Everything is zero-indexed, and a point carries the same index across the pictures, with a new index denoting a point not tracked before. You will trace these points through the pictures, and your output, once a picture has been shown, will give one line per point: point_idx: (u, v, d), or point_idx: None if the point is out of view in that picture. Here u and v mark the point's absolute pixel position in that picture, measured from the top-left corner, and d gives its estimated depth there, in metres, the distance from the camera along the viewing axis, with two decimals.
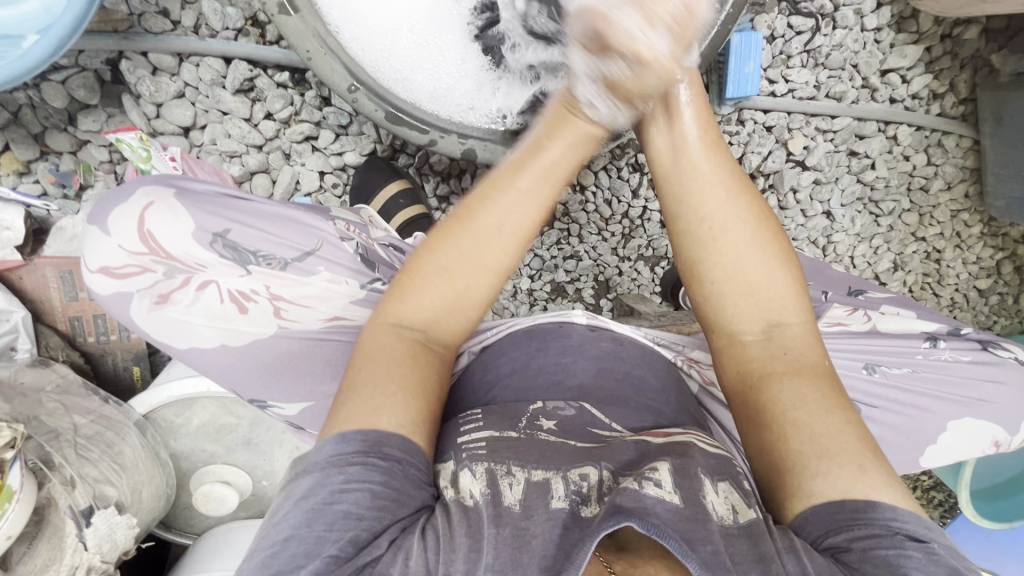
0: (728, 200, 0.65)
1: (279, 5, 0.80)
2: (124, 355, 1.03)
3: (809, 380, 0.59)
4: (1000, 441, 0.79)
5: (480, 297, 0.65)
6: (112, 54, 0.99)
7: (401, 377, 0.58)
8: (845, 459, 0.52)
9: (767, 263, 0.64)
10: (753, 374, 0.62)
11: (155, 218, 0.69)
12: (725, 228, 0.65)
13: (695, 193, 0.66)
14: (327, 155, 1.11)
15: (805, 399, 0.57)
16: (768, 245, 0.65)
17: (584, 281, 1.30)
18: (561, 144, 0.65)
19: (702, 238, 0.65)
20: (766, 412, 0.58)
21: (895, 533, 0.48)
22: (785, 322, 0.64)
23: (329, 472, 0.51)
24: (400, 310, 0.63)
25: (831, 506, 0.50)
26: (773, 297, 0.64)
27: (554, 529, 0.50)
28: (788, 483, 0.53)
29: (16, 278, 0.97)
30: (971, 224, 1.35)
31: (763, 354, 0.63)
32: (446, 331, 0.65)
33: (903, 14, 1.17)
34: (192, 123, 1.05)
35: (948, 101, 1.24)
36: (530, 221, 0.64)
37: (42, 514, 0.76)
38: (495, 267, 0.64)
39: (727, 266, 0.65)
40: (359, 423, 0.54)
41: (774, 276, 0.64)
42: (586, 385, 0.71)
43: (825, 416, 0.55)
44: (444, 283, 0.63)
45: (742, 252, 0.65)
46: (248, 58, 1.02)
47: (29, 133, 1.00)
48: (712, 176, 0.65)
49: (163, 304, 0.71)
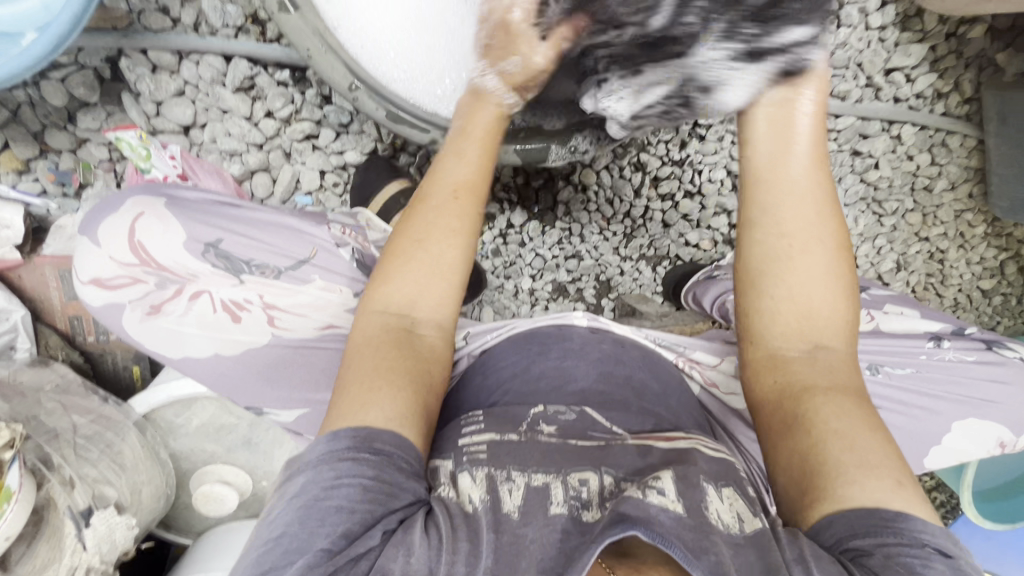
0: (813, 216, 0.62)
1: (279, 4, 0.82)
2: (124, 355, 1.03)
3: (850, 399, 0.58)
4: (1006, 442, 0.79)
5: (453, 265, 0.64)
6: (112, 52, 0.98)
7: (387, 368, 0.58)
8: (885, 473, 0.51)
9: (830, 288, 0.62)
10: (794, 387, 0.60)
11: (145, 228, 0.68)
12: (804, 246, 0.62)
13: (786, 207, 0.63)
14: (328, 153, 1.10)
15: (845, 413, 0.56)
16: (842, 276, 0.62)
17: (586, 280, 1.30)
18: (485, 113, 0.69)
19: (774, 251, 0.63)
20: (803, 419, 0.57)
21: (923, 545, 0.47)
22: (831, 347, 0.62)
23: (320, 468, 0.50)
24: (384, 295, 0.63)
25: (861, 511, 0.49)
26: (832, 325, 0.62)
27: (552, 534, 0.49)
28: (820, 485, 0.53)
29: (16, 277, 0.97)
30: (975, 224, 1.35)
31: (805, 371, 0.61)
32: (431, 315, 0.64)
33: (908, 12, 1.16)
34: (191, 121, 1.04)
35: (953, 100, 1.23)
36: (481, 183, 0.66)
37: (42, 513, 0.75)
38: (459, 236, 0.64)
39: (790, 279, 0.62)
40: (351, 421, 0.53)
41: (832, 304, 0.62)
42: (587, 390, 0.70)
43: (866, 431, 0.54)
44: (415, 261, 0.63)
45: (815, 275, 0.62)
46: (249, 56, 1.01)
47: (28, 131, 1.00)
48: (805, 193, 0.62)
49: (156, 315, 0.71)
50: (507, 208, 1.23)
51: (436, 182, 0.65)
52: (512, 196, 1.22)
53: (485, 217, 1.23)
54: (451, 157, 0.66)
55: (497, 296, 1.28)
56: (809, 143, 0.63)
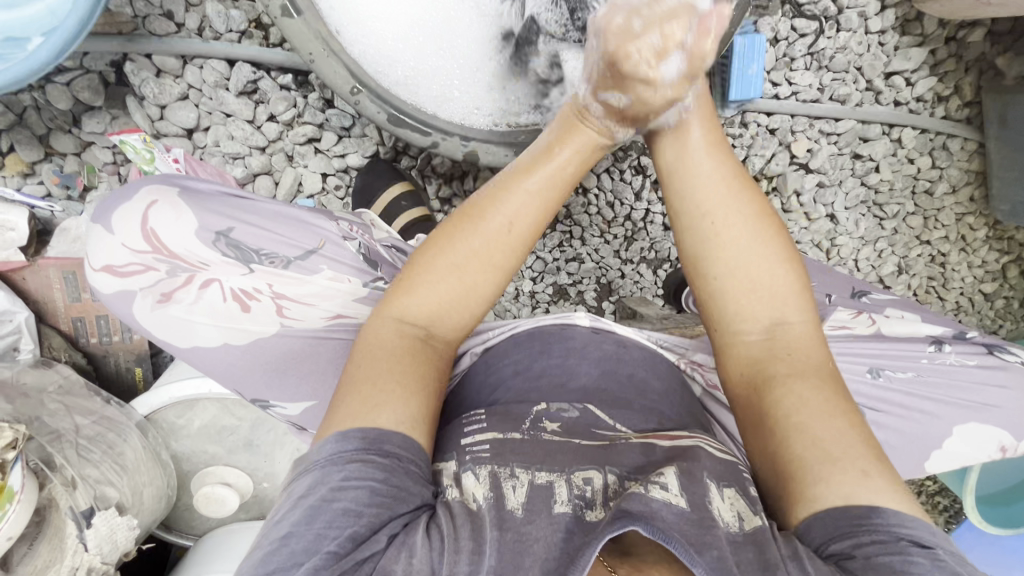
0: (727, 194, 0.65)
1: (281, 8, 0.79)
2: (126, 356, 1.04)
3: (813, 383, 0.58)
4: (1007, 446, 0.78)
5: (484, 295, 0.65)
6: (117, 56, 0.99)
7: (398, 373, 0.58)
8: (849, 465, 0.52)
9: (769, 259, 0.64)
10: (759, 376, 0.61)
11: (158, 216, 0.69)
12: (726, 223, 0.65)
13: (701, 191, 0.65)
14: (330, 157, 1.11)
15: (808, 401, 0.57)
16: (772, 242, 0.65)
17: (587, 283, 1.30)
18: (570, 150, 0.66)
19: (702, 233, 0.65)
20: (767, 415, 0.58)
21: (900, 539, 0.47)
22: (788, 321, 0.63)
23: (328, 470, 0.51)
24: (403, 304, 0.63)
25: (834, 512, 0.50)
26: (782, 298, 0.64)
27: (556, 533, 0.49)
28: (792, 488, 0.53)
29: (20, 279, 0.98)
30: (976, 228, 1.35)
31: (769, 356, 0.62)
32: (448, 328, 0.64)
33: (908, 16, 1.17)
34: (195, 125, 1.05)
35: (954, 103, 1.23)
36: (543, 222, 0.66)
37: (42, 514, 0.76)
38: (500, 266, 0.64)
39: (730, 259, 0.64)
40: (358, 422, 0.53)
41: (776, 274, 0.64)
42: (590, 387, 0.71)
43: (827, 420, 0.55)
44: (450, 279, 0.63)
45: (748, 251, 0.64)
46: (252, 61, 1.02)
47: (33, 134, 1.00)
48: (713, 174, 0.65)
49: (167, 302, 0.72)
50: None
51: (493, 211, 0.64)
52: None
53: None
54: (513, 190, 0.64)
55: (498, 298, 1.28)
56: (704, 130, 0.67)
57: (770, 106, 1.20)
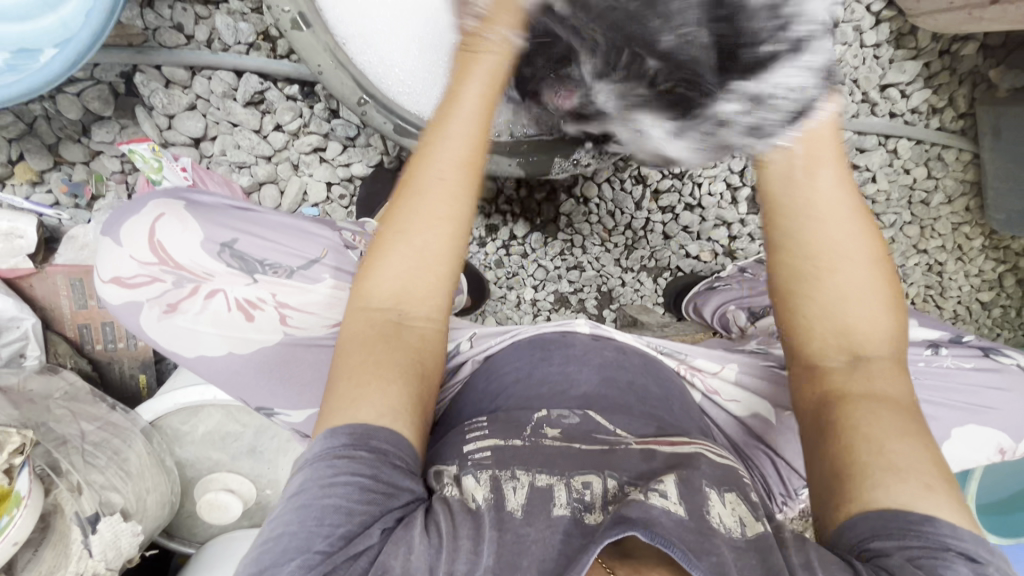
0: (841, 215, 0.60)
1: (291, 21, 0.81)
2: (131, 362, 1.04)
3: (895, 412, 0.55)
4: (1006, 448, 0.79)
5: (441, 257, 0.61)
6: (126, 67, 1.00)
7: (379, 363, 0.58)
8: (913, 477, 0.51)
9: (870, 287, 0.60)
10: (830, 393, 0.59)
11: (165, 228, 0.70)
12: (839, 258, 0.60)
13: (817, 221, 0.60)
14: (334, 166, 1.12)
15: (883, 422, 0.54)
16: (881, 282, 0.60)
17: (587, 291, 1.32)
18: (474, 84, 0.63)
19: (803, 257, 0.61)
20: (835, 423, 0.56)
21: (947, 548, 0.47)
22: (878, 352, 0.59)
23: (317, 465, 0.52)
24: (369, 289, 0.61)
25: (886, 513, 0.49)
26: (879, 329, 0.59)
27: (553, 535, 0.50)
28: (845, 487, 0.52)
29: (27, 286, 0.98)
30: (973, 237, 1.36)
31: (844, 375, 0.59)
32: (417, 303, 0.61)
33: (902, 30, 1.19)
34: (202, 134, 1.07)
35: (948, 115, 1.26)
36: (477, 163, 0.61)
37: (48, 520, 0.75)
38: (446, 217, 0.60)
39: (828, 279, 0.60)
40: (346, 417, 0.54)
41: (878, 312, 0.59)
42: (590, 393, 0.71)
43: (903, 443, 0.52)
44: (400, 246, 0.60)
45: (852, 285, 0.59)
46: (259, 72, 1.03)
47: (43, 143, 1.02)
48: (836, 205, 0.60)
49: (172, 313, 0.72)
50: (509, 220, 1.24)
51: (423, 164, 0.61)
52: (514, 209, 1.24)
53: (489, 229, 1.25)
54: (436, 139, 0.61)
55: (500, 306, 1.30)
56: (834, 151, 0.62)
57: None
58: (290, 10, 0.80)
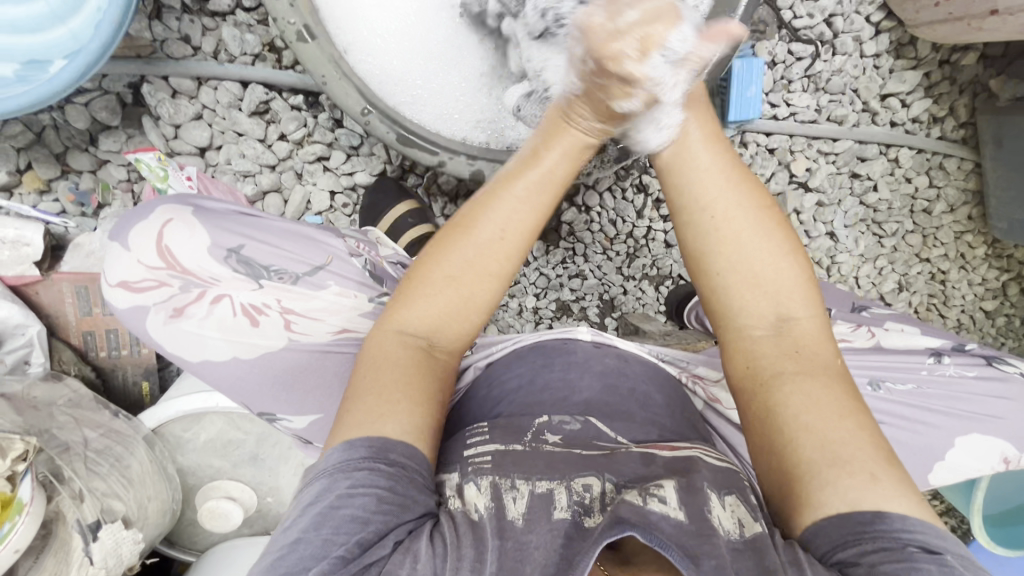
0: (729, 186, 0.65)
1: (296, 33, 0.82)
2: (134, 370, 1.05)
3: (822, 382, 0.59)
4: (1011, 458, 0.77)
5: (483, 303, 0.65)
6: (134, 78, 1.02)
7: (405, 383, 0.59)
8: (858, 467, 0.52)
9: (773, 253, 0.64)
10: (762, 372, 0.62)
11: (173, 233, 0.71)
12: (727, 215, 0.65)
13: (697, 184, 0.66)
14: (338, 175, 1.13)
15: (815, 401, 0.57)
16: (776, 237, 0.65)
17: (589, 299, 1.32)
18: (557, 154, 0.65)
19: (705, 228, 0.65)
20: (773, 410, 0.59)
21: (905, 546, 0.47)
22: (794, 317, 0.64)
23: (336, 477, 0.52)
24: (403, 317, 0.63)
25: (842, 517, 0.50)
26: (792, 296, 0.64)
27: (556, 539, 0.50)
28: (799, 493, 0.53)
29: (33, 293, 0.99)
30: (976, 246, 1.36)
31: (773, 353, 0.62)
32: (449, 336, 0.65)
33: (901, 41, 1.20)
34: (208, 143, 1.08)
35: (949, 124, 1.26)
36: (529, 229, 0.65)
37: (49, 527, 0.77)
38: (496, 273, 0.64)
39: (743, 254, 0.64)
40: (365, 432, 0.54)
41: (781, 269, 0.64)
42: (592, 400, 0.71)
43: (836, 419, 0.55)
44: (448, 290, 0.64)
45: (752, 248, 0.64)
46: (264, 82, 1.05)
47: (51, 152, 1.03)
48: (713, 166, 0.66)
49: (179, 317, 0.73)
50: None
51: (480, 221, 0.64)
52: None
53: None
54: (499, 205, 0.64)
55: (502, 313, 1.30)
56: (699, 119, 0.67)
57: (769, 127, 1.22)
58: (296, 22, 0.81)
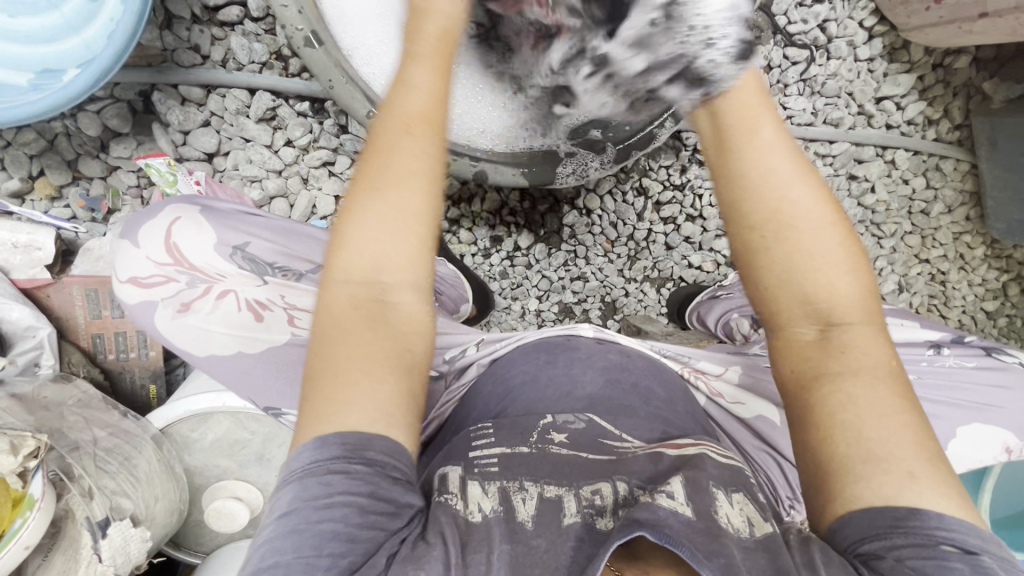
0: (799, 167, 0.57)
1: (305, 39, 0.86)
2: (142, 373, 1.06)
3: (867, 381, 0.54)
4: (1013, 447, 0.78)
5: (421, 213, 0.54)
6: (145, 86, 1.04)
7: (358, 354, 0.51)
8: (894, 466, 0.50)
9: (830, 249, 0.57)
10: (806, 374, 0.57)
11: (181, 231, 0.73)
12: (780, 212, 0.57)
13: (744, 174, 0.57)
14: (343, 180, 1.15)
15: (861, 401, 0.53)
16: (834, 232, 0.57)
17: (592, 301, 1.33)
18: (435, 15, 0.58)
19: (754, 225, 0.57)
20: (814, 410, 0.55)
21: (938, 543, 0.47)
22: (849, 318, 0.57)
23: (306, 483, 0.48)
24: (341, 265, 0.54)
25: (872, 511, 0.49)
26: (854, 302, 0.57)
27: (566, 543, 0.51)
28: (831, 486, 0.52)
29: (44, 296, 1.01)
30: (974, 246, 1.37)
31: (821, 352, 0.57)
32: (398, 268, 0.54)
33: (894, 44, 1.23)
34: (216, 150, 1.10)
35: (944, 126, 1.28)
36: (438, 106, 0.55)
37: (58, 525, 0.78)
38: (420, 162, 0.54)
39: (805, 240, 0.57)
40: (328, 426, 0.50)
41: (839, 269, 0.57)
42: (594, 396, 0.72)
43: (880, 418, 0.52)
44: (372, 212, 0.53)
45: (807, 243, 0.57)
46: (271, 89, 1.07)
47: (63, 159, 1.06)
48: (760, 149, 0.57)
49: (185, 313, 0.74)
50: (514, 232, 1.27)
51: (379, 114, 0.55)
52: (519, 220, 1.26)
53: (493, 240, 1.27)
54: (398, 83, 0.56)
55: (505, 316, 1.32)
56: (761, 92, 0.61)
57: None
58: (304, 28, 0.85)
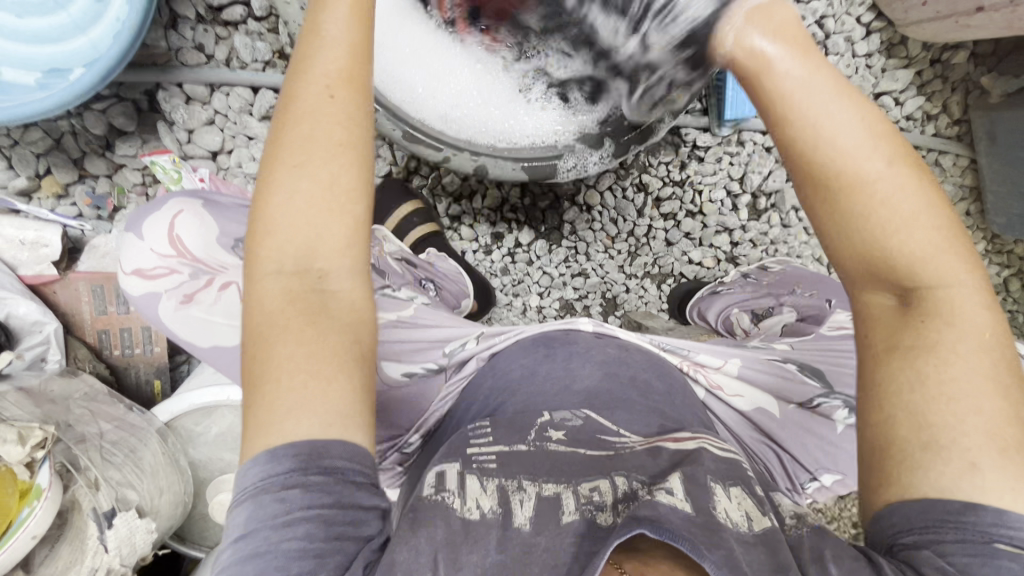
0: (858, 123, 0.53)
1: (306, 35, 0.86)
2: (147, 368, 1.07)
3: (953, 357, 0.52)
4: None
5: (346, 195, 0.54)
6: (150, 85, 1.06)
7: (300, 350, 0.51)
8: (956, 455, 0.49)
9: (923, 213, 0.53)
10: (888, 345, 0.54)
11: (184, 224, 0.75)
12: (869, 171, 0.52)
13: (827, 129, 0.53)
14: None
15: (940, 381, 0.51)
16: (924, 192, 0.53)
17: (592, 297, 1.34)
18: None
19: (846, 182, 0.53)
20: (883, 388, 0.53)
21: (989, 541, 0.46)
22: (941, 286, 0.53)
23: (259, 502, 0.48)
24: (269, 255, 0.53)
25: (925, 504, 0.48)
26: (929, 258, 0.53)
27: (567, 540, 0.52)
28: (887, 472, 0.51)
29: (50, 292, 1.02)
30: (974, 241, 1.38)
31: (905, 322, 0.54)
32: (331, 252, 0.54)
33: (893, 40, 1.23)
34: (220, 148, 1.12)
35: (943, 121, 1.29)
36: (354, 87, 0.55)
37: (66, 517, 0.79)
38: (342, 143, 0.54)
39: (874, 201, 0.52)
40: (279, 437, 0.49)
41: (930, 232, 0.53)
42: (593, 389, 0.72)
43: (957, 402, 0.50)
44: (297, 197, 0.53)
45: (901, 204, 0.52)
46: (274, 88, 1.08)
47: (69, 157, 1.07)
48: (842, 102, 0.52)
49: (189, 303, 0.75)
50: (515, 228, 1.28)
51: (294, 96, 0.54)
52: (519, 217, 1.27)
53: (494, 237, 1.28)
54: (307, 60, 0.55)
55: (506, 312, 1.33)
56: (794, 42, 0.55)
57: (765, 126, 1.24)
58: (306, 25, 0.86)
